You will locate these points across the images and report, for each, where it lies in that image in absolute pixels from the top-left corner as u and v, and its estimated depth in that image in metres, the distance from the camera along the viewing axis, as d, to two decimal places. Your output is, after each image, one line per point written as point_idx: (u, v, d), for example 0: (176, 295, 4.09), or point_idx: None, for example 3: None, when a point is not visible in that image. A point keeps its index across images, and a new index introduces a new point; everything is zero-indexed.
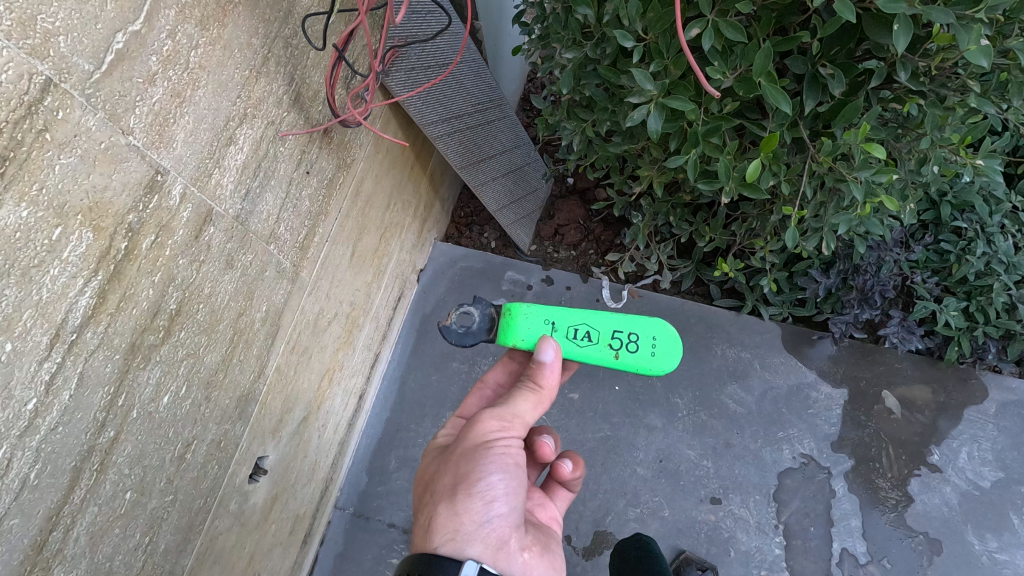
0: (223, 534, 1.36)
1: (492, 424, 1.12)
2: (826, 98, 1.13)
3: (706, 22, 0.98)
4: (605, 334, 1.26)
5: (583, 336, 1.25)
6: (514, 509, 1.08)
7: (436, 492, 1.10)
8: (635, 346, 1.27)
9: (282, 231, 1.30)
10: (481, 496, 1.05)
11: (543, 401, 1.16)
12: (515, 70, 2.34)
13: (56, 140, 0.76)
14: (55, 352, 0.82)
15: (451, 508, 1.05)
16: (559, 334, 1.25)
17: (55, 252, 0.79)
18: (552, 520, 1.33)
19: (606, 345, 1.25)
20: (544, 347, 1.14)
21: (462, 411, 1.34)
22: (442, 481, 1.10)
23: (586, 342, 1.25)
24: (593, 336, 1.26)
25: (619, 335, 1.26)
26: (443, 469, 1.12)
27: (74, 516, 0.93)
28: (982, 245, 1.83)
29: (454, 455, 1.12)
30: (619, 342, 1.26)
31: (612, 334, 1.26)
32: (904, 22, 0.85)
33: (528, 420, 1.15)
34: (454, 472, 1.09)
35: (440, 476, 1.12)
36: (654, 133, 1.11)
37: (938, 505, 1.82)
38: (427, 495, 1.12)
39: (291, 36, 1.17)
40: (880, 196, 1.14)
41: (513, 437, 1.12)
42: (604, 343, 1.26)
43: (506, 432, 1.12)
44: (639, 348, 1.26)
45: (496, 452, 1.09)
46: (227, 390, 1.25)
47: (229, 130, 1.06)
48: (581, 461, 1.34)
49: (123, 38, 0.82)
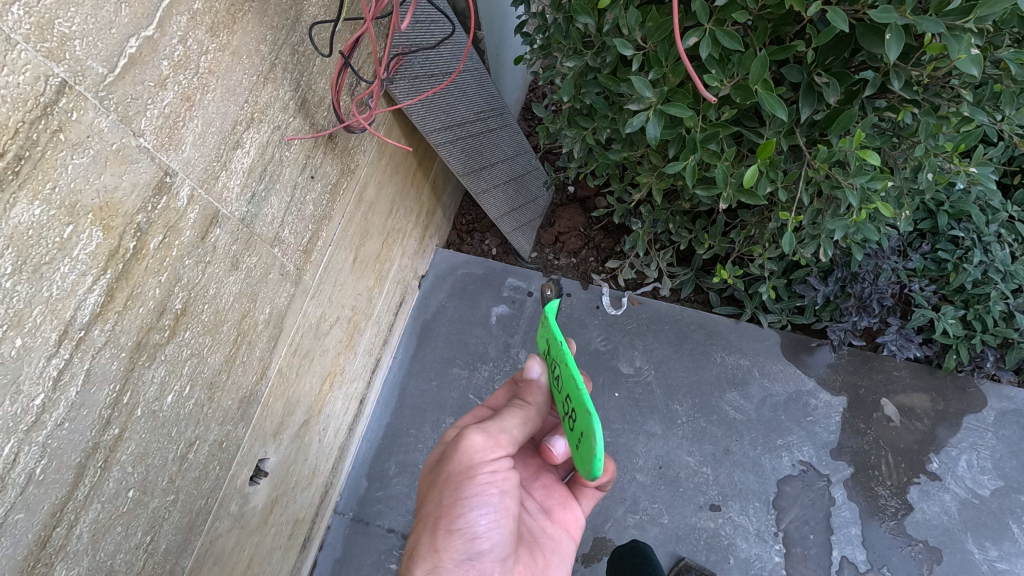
0: (223, 536, 1.37)
1: (476, 447, 1.08)
2: (822, 107, 1.16)
3: (704, 30, 1.00)
4: (565, 393, 0.98)
5: (558, 375, 1.03)
6: (499, 541, 1.08)
7: (422, 518, 1.11)
8: (573, 426, 0.96)
9: (286, 235, 1.32)
10: (462, 531, 1.06)
11: (531, 416, 1.14)
12: (517, 79, 2.37)
13: (70, 140, 0.78)
14: (64, 348, 0.84)
15: (433, 541, 1.07)
16: (549, 358, 1.05)
17: (66, 250, 0.81)
18: (570, 522, 1.32)
19: (563, 398, 1.01)
20: (530, 364, 1.15)
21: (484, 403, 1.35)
22: (428, 508, 1.11)
23: (557, 379, 1.04)
24: (560, 383, 1.01)
25: (569, 403, 0.97)
26: (429, 493, 1.13)
27: (77, 512, 0.94)
28: (980, 254, 1.85)
29: (439, 480, 1.11)
30: (568, 409, 0.97)
31: (568, 396, 0.97)
32: (897, 31, 0.87)
33: (515, 437, 1.12)
34: (437, 501, 1.09)
35: (427, 500, 1.12)
36: (652, 139, 1.13)
37: (938, 513, 1.82)
38: (416, 518, 1.14)
39: (298, 43, 1.20)
40: (875, 202, 1.15)
41: (498, 460, 1.09)
42: (564, 397, 1.01)
43: (491, 453, 1.09)
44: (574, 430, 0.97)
45: (479, 480, 1.07)
46: (229, 391, 1.26)
47: (236, 133, 1.08)
48: (608, 467, 1.25)
49: (136, 43, 0.84)
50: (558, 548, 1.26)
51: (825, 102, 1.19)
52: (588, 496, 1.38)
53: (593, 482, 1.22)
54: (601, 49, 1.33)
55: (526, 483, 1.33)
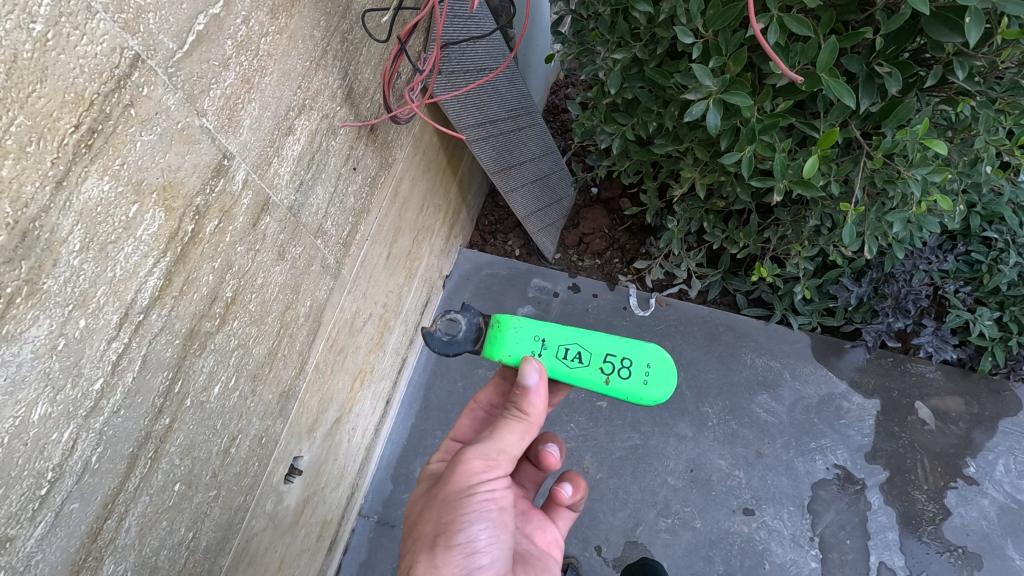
0: (259, 535, 1.33)
1: (476, 464, 1.05)
2: (879, 98, 1.15)
3: (771, 17, 1.00)
4: (597, 356, 1.16)
5: (575, 357, 1.15)
6: (500, 557, 1.03)
7: (418, 538, 1.05)
8: (628, 372, 1.15)
9: (328, 226, 1.30)
10: (460, 547, 1.00)
11: (529, 430, 1.08)
12: (543, 80, 2.36)
13: (140, 116, 0.76)
14: (123, 332, 0.81)
15: (433, 557, 1.01)
16: (547, 353, 1.15)
17: (130, 230, 0.78)
18: (552, 544, 1.28)
19: (597, 368, 1.15)
20: (528, 369, 1.05)
21: (456, 433, 1.32)
22: (427, 525, 1.05)
23: (577, 363, 1.15)
24: (584, 358, 1.15)
25: (611, 359, 1.15)
26: (428, 511, 1.08)
27: (127, 505, 0.90)
28: (1015, 255, 1.82)
29: (437, 498, 1.06)
30: (610, 366, 1.15)
31: (604, 356, 1.16)
32: (977, 15, 0.87)
33: (515, 453, 1.07)
34: (437, 518, 1.04)
35: (424, 519, 1.07)
36: (712, 129, 1.13)
37: (976, 518, 1.77)
38: (410, 540, 1.08)
39: (348, 31, 1.18)
40: (936, 195, 1.16)
41: (498, 478, 1.06)
42: (595, 367, 1.15)
43: (491, 471, 1.05)
44: (632, 374, 1.15)
45: (480, 497, 1.03)
46: (271, 384, 1.24)
47: (289, 119, 1.06)
48: (580, 483, 1.30)
49: (204, 20, 0.83)
50: (548, 567, 1.20)
51: (880, 95, 1.18)
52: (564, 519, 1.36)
53: (569, 500, 1.27)
54: (650, 40, 1.33)
55: None
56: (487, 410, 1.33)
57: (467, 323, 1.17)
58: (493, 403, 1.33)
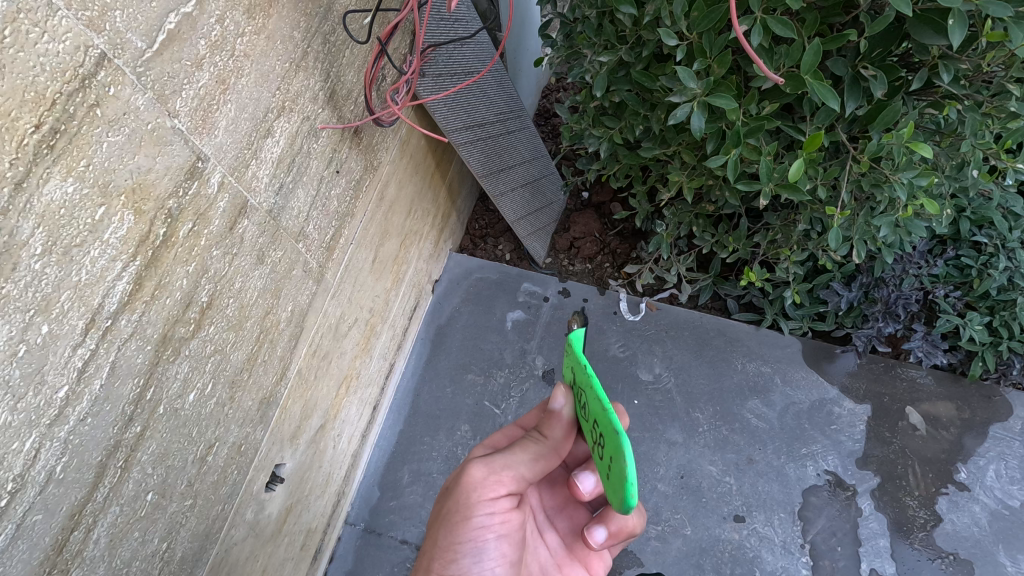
0: (238, 544, 1.30)
1: (477, 481, 1.00)
2: (865, 102, 1.15)
3: (754, 18, 1.00)
4: (590, 418, 0.86)
5: (580, 407, 0.91)
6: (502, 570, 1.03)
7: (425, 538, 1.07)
8: (603, 453, 0.83)
9: (310, 230, 1.28)
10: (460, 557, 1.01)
11: (540, 454, 1.02)
12: (533, 83, 2.36)
13: (107, 116, 0.74)
14: (90, 338, 0.79)
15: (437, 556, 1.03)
16: (573, 389, 0.94)
17: (97, 233, 0.76)
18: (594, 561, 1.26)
19: (590, 429, 0.89)
20: (553, 395, 0.98)
21: None
22: (432, 528, 1.06)
23: (581, 414, 0.92)
24: (585, 412, 0.89)
25: (596, 429, 0.85)
26: (435, 512, 1.07)
27: (96, 515, 0.88)
28: (1005, 260, 1.82)
29: (442, 504, 1.04)
30: (595, 436, 0.85)
31: (593, 420, 0.86)
32: (961, 16, 0.86)
33: (520, 474, 1.01)
34: (439, 522, 1.04)
35: (433, 520, 1.07)
36: (697, 131, 1.12)
37: (968, 524, 1.74)
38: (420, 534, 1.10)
39: (330, 33, 1.17)
40: (922, 199, 1.16)
41: (501, 494, 1.02)
42: (590, 428, 0.88)
43: (494, 489, 1.01)
44: (602, 459, 0.83)
45: (481, 514, 1.01)
46: (251, 390, 1.21)
47: (268, 121, 1.05)
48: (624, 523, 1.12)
49: (175, 19, 0.81)
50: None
51: (867, 98, 1.18)
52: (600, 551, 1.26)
53: (597, 547, 1.11)
54: (635, 43, 1.33)
55: (552, 511, 1.25)
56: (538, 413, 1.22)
57: None
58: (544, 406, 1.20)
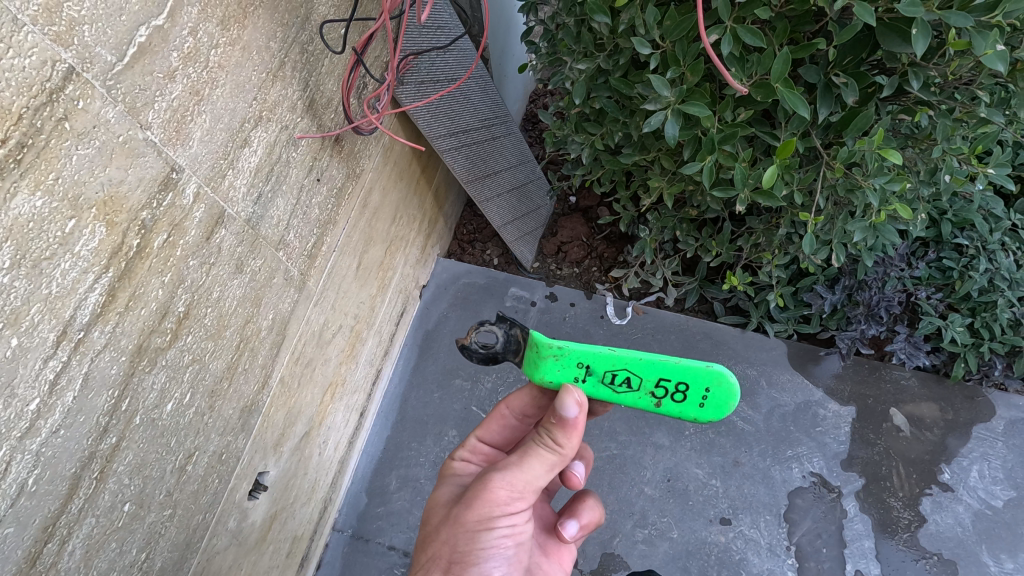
0: (221, 554, 1.29)
1: (500, 497, 0.99)
2: (837, 109, 1.17)
3: (724, 28, 1.03)
4: (648, 381, 0.98)
5: (623, 383, 0.99)
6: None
7: (432, 554, 1.03)
8: (682, 396, 0.99)
9: (291, 238, 1.28)
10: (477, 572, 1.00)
11: (558, 463, 1.03)
12: (519, 89, 2.37)
13: (76, 130, 0.75)
14: (62, 350, 0.79)
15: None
16: (592, 380, 1.00)
17: (67, 245, 0.77)
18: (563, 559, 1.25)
19: (647, 392, 0.99)
20: (568, 402, 0.94)
21: (481, 433, 1.24)
22: (443, 547, 1.01)
23: (623, 389, 0.99)
24: (633, 383, 0.99)
25: (665, 385, 0.98)
26: (444, 529, 1.03)
27: (70, 527, 0.88)
28: (985, 262, 1.83)
29: (456, 521, 1.00)
30: (663, 391, 0.99)
31: (656, 381, 0.98)
32: (923, 26, 0.88)
33: (540, 486, 1.02)
34: (455, 542, 1.00)
35: (441, 538, 1.02)
36: (670, 139, 1.15)
37: (952, 525, 1.74)
38: (423, 551, 1.05)
39: (308, 42, 1.18)
40: (894, 203, 1.17)
41: (522, 508, 1.01)
42: (645, 391, 0.99)
43: (516, 503, 1.00)
44: (687, 399, 0.99)
45: (501, 529, 1.00)
46: (231, 399, 1.21)
47: (244, 131, 1.05)
48: (592, 515, 1.22)
49: (146, 32, 0.82)
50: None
51: (841, 105, 1.20)
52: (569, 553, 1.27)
53: (569, 538, 1.17)
54: (613, 51, 1.34)
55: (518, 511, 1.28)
56: (517, 419, 1.24)
57: (502, 334, 1.12)
58: (525, 412, 1.23)
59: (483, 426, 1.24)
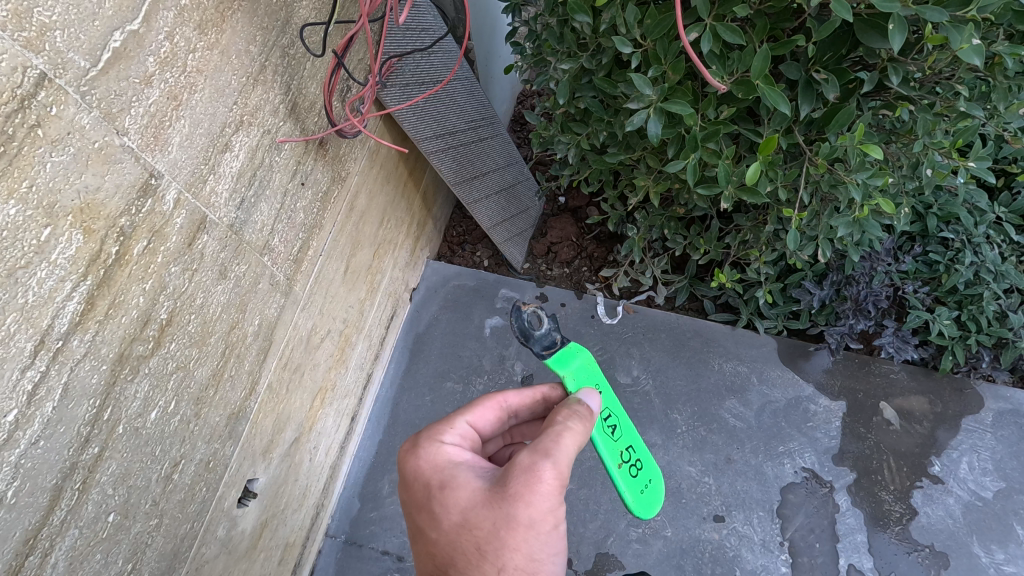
0: (210, 562, 1.28)
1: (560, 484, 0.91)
2: (819, 105, 1.18)
3: (704, 26, 1.04)
4: (623, 441, 1.24)
5: (611, 427, 1.22)
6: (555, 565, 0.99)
7: (496, 568, 0.86)
8: (634, 471, 1.25)
9: (276, 243, 1.28)
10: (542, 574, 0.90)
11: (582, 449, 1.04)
12: (506, 90, 2.38)
13: (49, 137, 0.74)
14: (40, 360, 0.79)
15: None
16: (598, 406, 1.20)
17: (43, 253, 0.76)
18: None
19: (620, 449, 1.23)
20: (592, 396, 1.10)
21: (470, 419, 1.07)
22: (510, 558, 0.86)
23: (608, 431, 1.22)
24: (616, 434, 1.23)
25: (630, 452, 1.24)
26: (503, 536, 0.87)
27: (52, 539, 0.87)
28: (970, 255, 1.85)
29: (523, 525, 0.87)
30: (626, 456, 1.24)
31: (629, 446, 1.25)
32: (900, 22, 0.90)
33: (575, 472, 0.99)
34: (523, 548, 0.87)
35: (501, 547, 0.87)
36: (653, 137, 1.16)
37: (943, 517, 1.75)
38: (480, 566, 0.87)
39: (289, 46, 1.17)
40: (877, 198, 1.19)
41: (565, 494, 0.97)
42: (620, 448, 1.23)
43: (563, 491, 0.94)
44: (636, 476, 1.25)
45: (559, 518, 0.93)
46: (218, 406, 1.19)
47: (225, 135, 1.04)
48: None
49: (121, 37, 0.81)
50: None
51: (823, 101, 1.21)
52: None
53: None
54: (596, 51, 1.35)
55: None
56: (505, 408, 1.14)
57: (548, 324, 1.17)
58: (513, 403, 1.16)
59: (472, 414, 1.07)
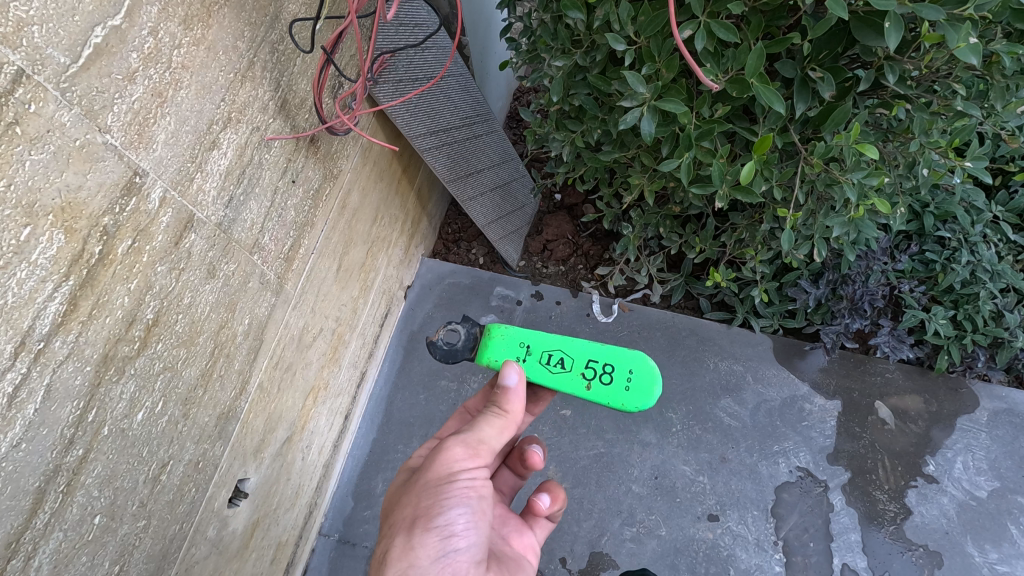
0: (201, 563, 1.27)
1: (453, 452, 1.03)
2: (815, 103, 1.17)
3: (698, 23, 1.02)
4: (579, 362, 1.20)
5: (556, 362, 1.20)
6: (477, 542, 1.00)
7: (395, 524, 1.03)
8: (610, 378, 1.19)
9: (266, 241, 1.26)
10: (436, 535, 0.98)
11: (510, 428, 1.08)
12: (502, 86, 2.37)
13: (28, 134, 0.73)
14: (21, 362, 0.77)
15: (408, 540, 0.98)
16: (531, 358, 1.20)
17: (23, 254, 0.75)
18: (528, 549, 1.27)
19: (579, 374, 1.19)
20: (507, 371, 1.09)
21: (438, 435, 1.26)
22: (402, 512, 1.03)
23: (559, 369, 1.19)
24: (566, 363, 1.19)
25: (593, 365, 1.19)
26: (404, 501, 1.05)
27: (36, 542, 0.86)
28: (967, 254, 1.84)
29: (413, 487, 1.03)
30: (592, 372, 1.19)
31: (587, 362, 1.20)
32: (896, 20, 0.88)
33: (494, 448, 1.06)
34: (414, 504, 1.01)
35: (401, 506, 1.05)
36: (647, 135, 1.15)
37: (937, 516, 1.74)
38: (388, 527, 1.05)
39: (278, 42, 1.16)
40: (872, 198, 1.18)
41: (477, 468, 1.03)
42: (578, 372, 1.19)
43: (468, 463, 1.03)
44: (614, 380, 1.18)
45: (461, 485, 1.01)
46: (207, 406, 1.18)
47: (212, 133, 1.03)
48: (559, 493, 1.32)
49: (102, 33, 0.80)
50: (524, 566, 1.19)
51: (819, 100, 1.20)
52: (542, 526, 1.35)
53: (545, 511, 1.29)
54: (590, 48, 1.34)
55: None
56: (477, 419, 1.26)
57: (465, 333, 1.29)
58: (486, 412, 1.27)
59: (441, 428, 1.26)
